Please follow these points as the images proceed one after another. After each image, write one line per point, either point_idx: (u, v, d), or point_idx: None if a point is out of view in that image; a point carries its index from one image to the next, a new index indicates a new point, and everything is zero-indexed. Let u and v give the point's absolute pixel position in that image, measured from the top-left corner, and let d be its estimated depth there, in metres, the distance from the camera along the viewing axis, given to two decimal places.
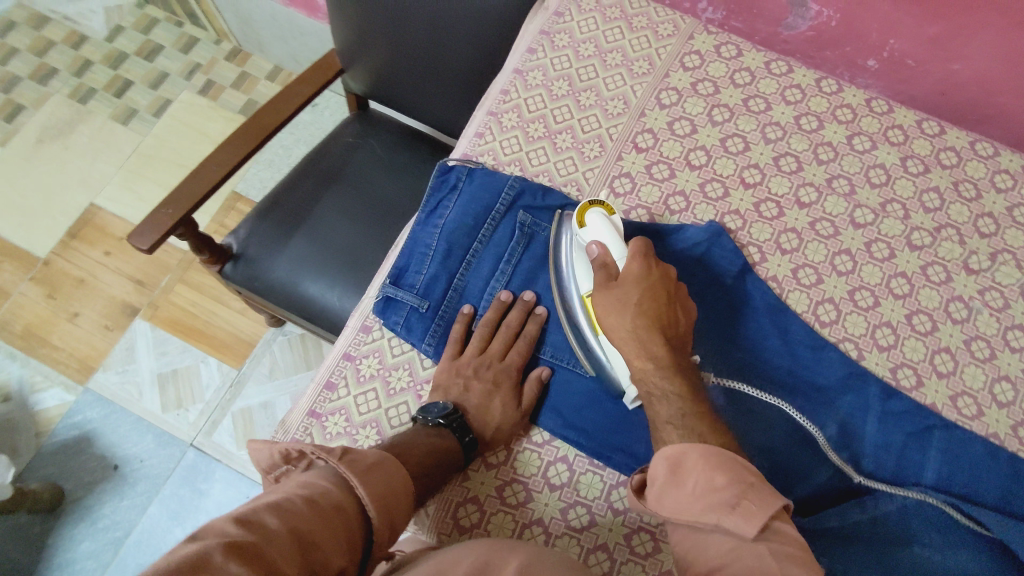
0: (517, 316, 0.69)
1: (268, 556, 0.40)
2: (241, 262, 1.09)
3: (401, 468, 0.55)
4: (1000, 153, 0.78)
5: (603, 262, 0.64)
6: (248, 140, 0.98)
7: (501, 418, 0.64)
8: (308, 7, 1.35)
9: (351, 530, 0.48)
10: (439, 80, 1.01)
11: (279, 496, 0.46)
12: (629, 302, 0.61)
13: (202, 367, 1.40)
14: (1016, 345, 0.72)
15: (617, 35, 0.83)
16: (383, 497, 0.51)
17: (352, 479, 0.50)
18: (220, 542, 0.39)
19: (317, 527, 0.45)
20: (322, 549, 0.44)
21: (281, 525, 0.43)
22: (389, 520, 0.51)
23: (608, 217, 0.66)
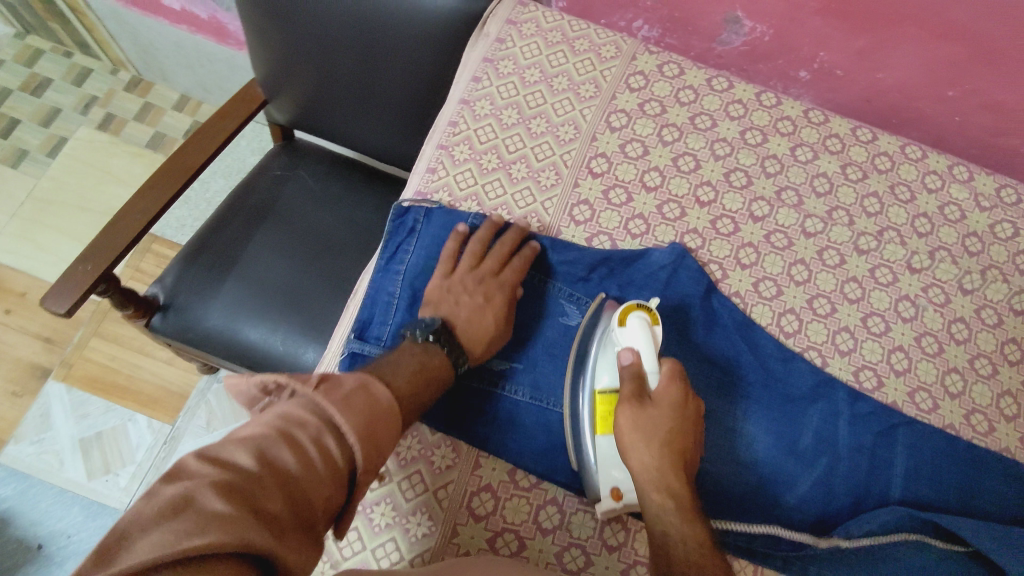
0: (511, 240, 0.71)
1: (248, 498, 0.40)
2: (171, 312, 1.00)
3: (385, 390, 0.52)
4: (927, 155, 0.83)
5: (635, 371, 0.62)
6: (169, 184, 0.90)
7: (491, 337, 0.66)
8: (216, 33, 1.27)
9: (333, 457, 0.46)
10: (374, 109, 0.97)
11: (255, 430, 0.45)
12: (662, 429, 0.58)
13: (130, 426, 1.28)
14: (961, 337, 0.75)
15: (561, 59, 0.83)
16: (365, 426, 0.49)
17: (329, 408, 0.48)
18: (199, 485, 0.40)
19: (295, 464, 0.44)
20: (302, 484, 0.44)
21: (259, 466, 0.43)
22: (377, 445, 0.50)
23: (650, 326, 0.64)
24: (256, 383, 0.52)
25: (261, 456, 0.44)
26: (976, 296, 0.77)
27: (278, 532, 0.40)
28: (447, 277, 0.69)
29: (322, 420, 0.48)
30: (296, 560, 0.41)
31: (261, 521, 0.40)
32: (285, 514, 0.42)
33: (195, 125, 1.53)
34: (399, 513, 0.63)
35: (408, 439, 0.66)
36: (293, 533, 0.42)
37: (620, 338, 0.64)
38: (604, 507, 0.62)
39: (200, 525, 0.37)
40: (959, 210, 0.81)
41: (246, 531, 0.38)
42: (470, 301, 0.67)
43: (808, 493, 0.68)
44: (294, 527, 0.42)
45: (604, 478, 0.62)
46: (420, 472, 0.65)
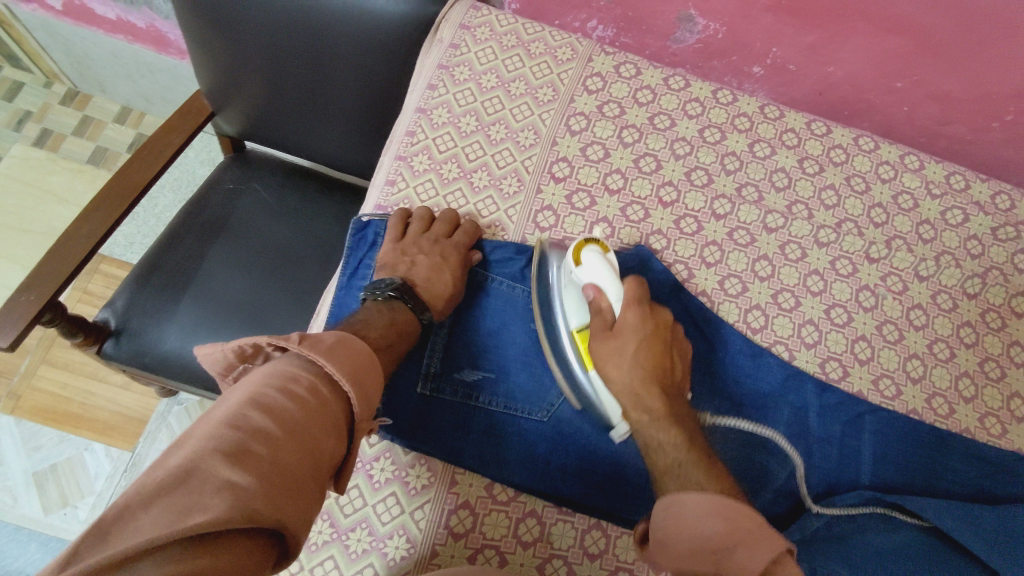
0: (448, 215, 0.72)
1: (257, 454, 0.41)
2: (124, 336, 0.94)
3: (362, 342, 0.54)
4: (879, 146, 0.85)
5: (598, 308, 0.64)
6: (114, 205, 0.85)
7: (451, 295, 0.68)
8: (156, 42, 1.21)
9: (331, 406, 0.48)
10: (327, 117, 0.94)
11: (251, 388, 0.45)
12: (626, 354, 0.61)
13: (87, 455, 1.23)
14: (920, 323, 0.77)
15: (518, 63, 0.82)
16: (355, 374, 0.50)
17: (320, 360, 0.49)
18: (202, 450, 0.40)
19: (300, 416, 0.45)
20: (309, 434, 0.45)
21: (265, 421, 0.43)
22: (367, 393, 0.51)
23: (604, 255, 0.66)
24: (231, 350, 0.52)
25: (264, 410, 0.44)
26: (931, 282, 0.79)
27: (289, 485, 0.41)
28: (398, 243, 0.70)
29: (314, 373, 0.49)
30: (308, 507, 0.43)
31: (271, 478, 0.41)
32: (296, 464, 0.43)
33: (138, 138, 1.47)
34: (376, 537, 0.62)
35: (380, 460, 0.65)
36: (304, 482, 0.43)
37: (580, 277, 0.65)
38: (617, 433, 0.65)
39: (207, 497, 0.37)
40: (912, 198, 0.83)
41: (255, 498, 0.39)
42: (425, 261, 0.68)
43: (784, 486, 0.68)
44: (305, 477, 0.43)
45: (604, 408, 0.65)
46: (395, 494, 0.63)
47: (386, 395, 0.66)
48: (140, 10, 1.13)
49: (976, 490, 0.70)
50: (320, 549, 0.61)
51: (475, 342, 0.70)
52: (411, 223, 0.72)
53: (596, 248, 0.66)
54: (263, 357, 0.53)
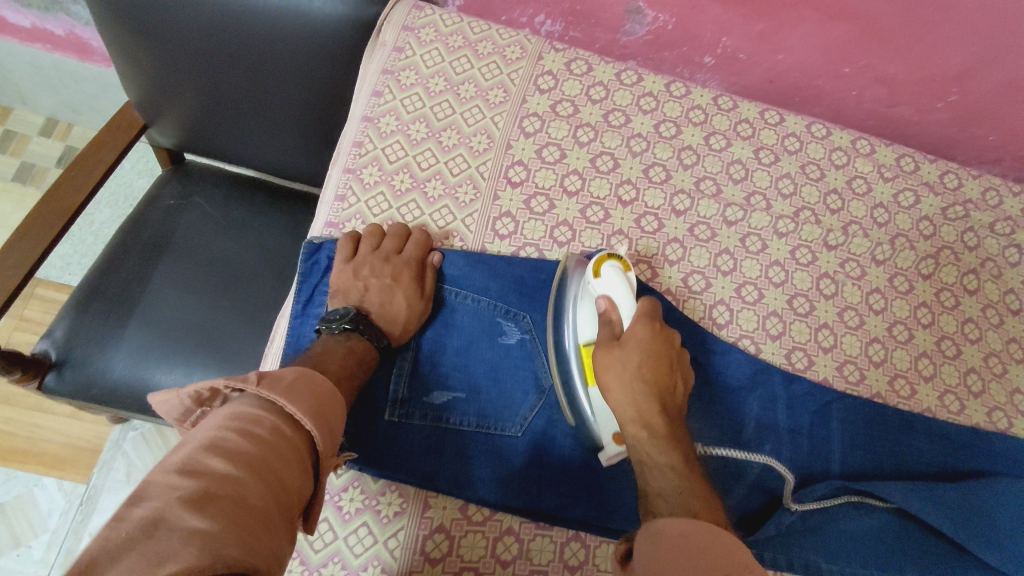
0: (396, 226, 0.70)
1: (225, 498, 0.38)
2: (67, 368, 0.89)
3: (322, 378, 0.52)
4: (831, 133, 0.85)
5: (608, 318, 0.63)
6: (42, 233, 0.79)
7: (407, 316, 0.66)
8: (77, 50, 1.13)
9: (297, 446, 0.46)
10: (269, 125, 0.89)
11: (208, 433, 0.42)
12: (631, 366, 0.59)
13: (37, 491, 1.16)
14: (879, 307, 0.78)
15: (466, 64, 0.79)
16: (318, 411, 0.48)
17: (279, 399, 0.46)
18: (164, 501, 0.36)
19: (263, 455, 0.42)
20: (275, 474, 0.42)
21: (228, 465, 0.40)
22: (328, 427, 0.49)
23: (625, 272, 0.65)
24: (186, 395, 0.48)
25: (225, 454, 0.41)
26: (888, 266, 0.80)
27: (261, 527, 0.39)
28: (348, 264, 0.68)
29: (274, 413, 0.46)
30: (281, 549, 0.40)
31: (243, 521, 0.38)
32: (265, 505, 0.40)
33: (68, 151, 1.38)
34: (350, 571, 0.59)
35: (349, 490, 0.62)
36: (274, 523, 0.40)
37: (595, 288, 0.65)
38: (609, 454, 0.64)
39: (177, 546, 0.34)
40: (865, 182, 0.84)
41: (228, 543, 0.36)
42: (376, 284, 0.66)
43: (759, 479, 0.68)
44: (276, 518, 0.41)
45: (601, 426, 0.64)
46: (367, 523, 0.61)
47: (351, 423, 0.64)
48: (57, 16, 1.05)
49: (933, 463, 0.73)
50: None
51: (441, 362, 0.67)
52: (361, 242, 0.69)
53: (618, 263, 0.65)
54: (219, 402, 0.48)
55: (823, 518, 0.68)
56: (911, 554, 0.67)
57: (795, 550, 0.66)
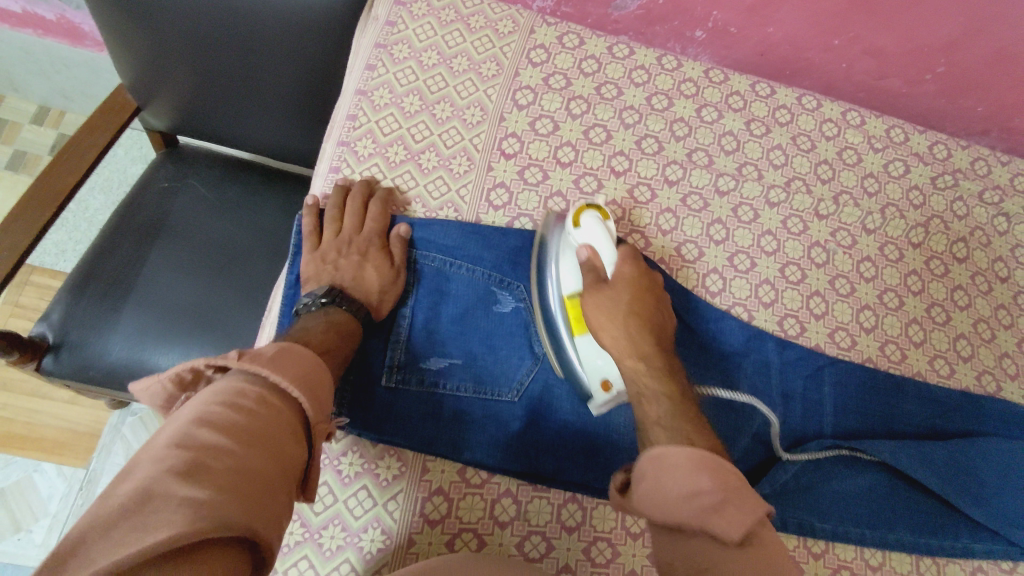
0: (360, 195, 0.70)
1: (214, 469, 0.37)
2: (64, 350, 0.89)
3: (303, 346, 0.51)
4: (822, 105, 0.86)
5: (591, 265, 0.64)
6: (36, 216, 0.79)
7: (382, 286, 0.66)
8: (69, 34, 1.13)
9: (286, 414, 0.45)
10: (264, 105, 0.89)
11: (194, 408, 0.41)
12: (621, 307, 0.62)
13: (36, 477, 1.16)
14: (870, 275, 0.79)
15: (458, 38, 0.80)
16: (305, 379, 0.47)
17: (262, 370, 0.45)
18: (153, 476, 0.36)
19: (251, 426, 0.41)
20: (265, 444, 0.41)
21: (218, 436, 0.39)
22: (318, 396, 0.48)
23: (603, 221, 0.66)
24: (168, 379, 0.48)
25: (214, 426, 0.40)
26: (878, 235, 0.81)
27: (256, 494, 0.38)
28: (314, 252, 0.68)
29: (260, 383, 0.45)
30: (279, 515, 0.40)
31: (234, 490, 0.37)
32: (259, 473, 0.40)
33: (61, 139, 1.37)
34: (351, 533, 0.60)
35: (348, 455, 0.63)
36: (269, 491, 0.40)
37: (577, 238, 0.66)
38: (599, 402, 0.65)
39: (170, 514, 0.34)
40: (856, 153, 0.85)
41: (222, 509, 0.35)
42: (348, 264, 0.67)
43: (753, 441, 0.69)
44: (271, 484, 0.40)
45: (591, 376, 0.65)
46: (366, 487, 0.62)
47: (348, 389, 0.64)
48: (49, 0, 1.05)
49: (922, 425, 0.74)
50: (292, 551, 0.59)
51: (437, 329, 0.68)
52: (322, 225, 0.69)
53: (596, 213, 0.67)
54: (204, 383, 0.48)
55: (816, 475, 0.70)
56: (901, 511, 0.69)
57: (788, 509, 0.67)
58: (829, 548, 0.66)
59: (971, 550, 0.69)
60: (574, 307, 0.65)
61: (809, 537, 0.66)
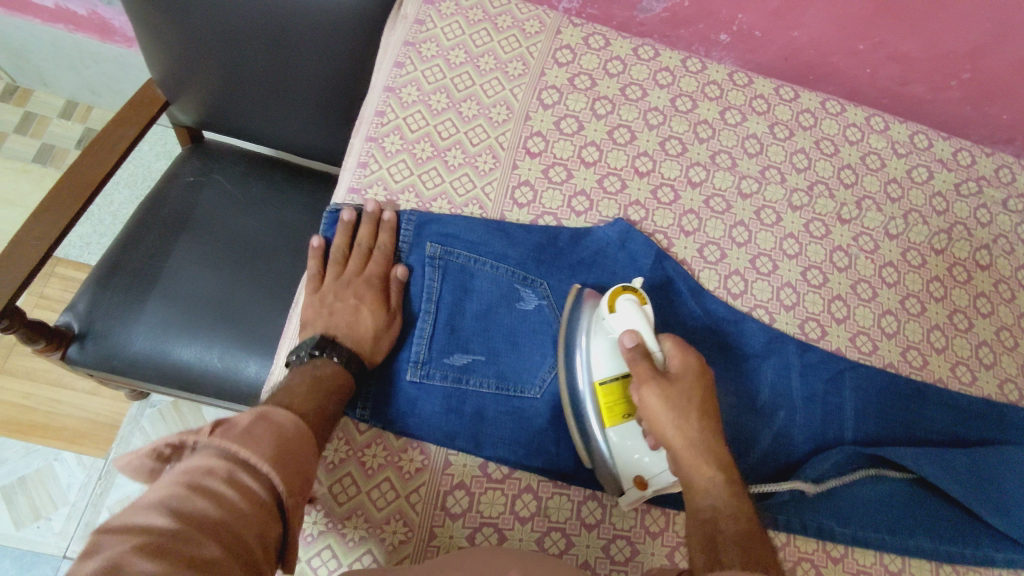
0: (366, 230, 0.69)
1: (175, 553, 0.37)
2: (89, 340, 0.90)
3: (283, 414, 0.50)
4: (846, 109, 0.86)
5: (641, 352, 0.60)
6: (66, 206, 0.80)
7: (375, 329, 0.64)
8: (99, 30, 1.15)
9: (257, 493, 0.44)
10: (290, 102, 0.90)
11: (159, 491, 0.40)
12: (692, 399, 0.58)
13: (57, 466, 1.17)
14: (891, 280, 0.79)
15: (485, 38, 0.81)
16: (279, 454, 0.46)
17: (233, 446, 0.44)
18: (115, 557, 0.35)
19: (218, 508, 0.41)
20: (231, 528, 0.40)
21: (181, 520, 0.39)
22: (295, 470, 0.47)
23: (642, 306, 0.63)
24: None
25: (177, 511, 0.39)
26: (901, 240, 0.81)
27: None
28: (316, 295, 0.68)
29: (231, 461, 0.44)
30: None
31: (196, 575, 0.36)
32: (222, 558, 0.39)
33: (87, 133, 1.39)
34: (374, 524, 0.61)
35: (372, 447, 0.64)
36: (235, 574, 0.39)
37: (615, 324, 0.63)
38: (629, 498, 0.63)
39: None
40: (879, 158, 0.85)
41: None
42: (342, 305, 0.66)
43: (772, 445, 0.69)
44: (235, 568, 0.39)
45: (625, 470, 0.62)
46: (390, 479, 0.63)
47: (373, 384, 0.65)
48: None
49: (943, 432, 0.74)
50: (316, 540, 0.59)
51: (460, 325, 0.68)
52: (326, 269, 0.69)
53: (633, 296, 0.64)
54: None
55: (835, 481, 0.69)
56: (920, 519, 0.69)
57: (808, 513, 0.66)
58: (848, 552, 0.66)
59: (992, 558, 0.68)
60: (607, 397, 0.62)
61: (828, 541, 0.66)
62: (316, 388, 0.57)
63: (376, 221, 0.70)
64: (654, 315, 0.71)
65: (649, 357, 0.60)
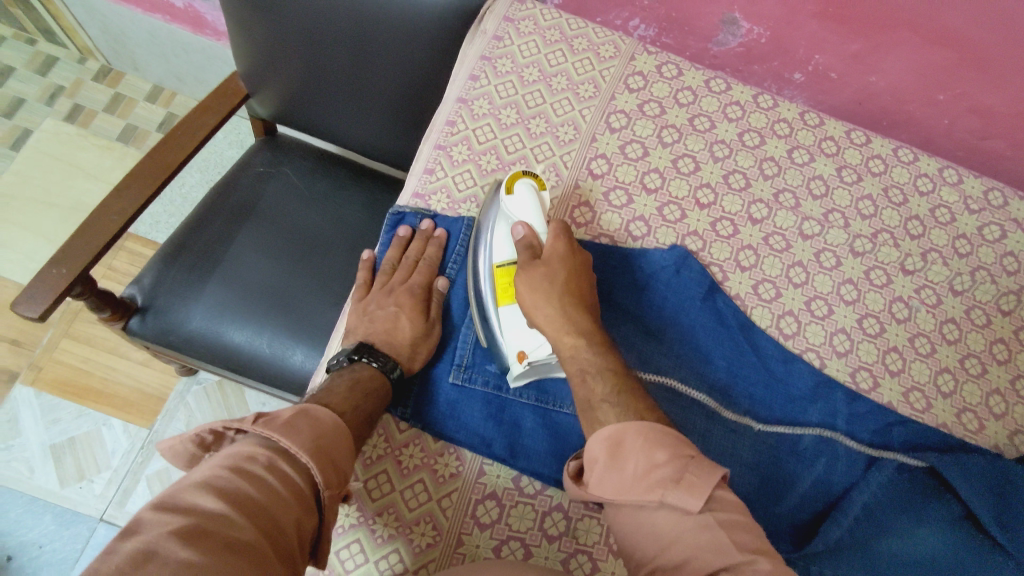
0: (417, 246, 0.74)
1: (214, 536, 0.38)
2: (150, 314, 0.94)
3: (322, 409, 0.51)
4: (919, 158, 0.85)
5: (529, 242, 0.66)
6: (145, 183, 0.84)
7: (413, 338, 0.68)
8: (193, 23, 1.22)
9: (295, 482, 0.45)
10: (363, 103, 0.93)
11: (203, 471, 0.43)
12: (557, 279, 0.64)
13: (105, 431, 1.22)
14: (952, 338, 0.76)
15: (560, 58, 0.83)
16: (317, 444, 0.48)
17: (274, 435, 0.46)
18: (156, 538, 0.37)
19: (258, 493, 0.42)
20: (270, 514, 0.42)
21: (222, 503, 0.40)
22: (332, 462, 0.48)
23: (537, 190, 0.68)
24: (189, 440, 0.49)
25: (218, 492, 0.41)
26: (965, 297, 0.78)
27: (254, 564, 0.38)
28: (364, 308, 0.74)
29: (271, 448, 0.46)
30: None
31: (232, 559, 0.38)
32: (259, 541, 0.40)
33: (169, 118, 1.47)
34: (403, 524, 0.62)
35: (409, 447, 0.65)
36: (270, 561, 0.40)
37: (511, 208, 0.67)
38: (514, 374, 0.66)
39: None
40: (949, 212, 0.82)
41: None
42: (382, 313, 0.72)
43: (809, 492, 0.67)
44: (271, 555, 0.40)
45: (509, 345, 0.65)
46: (423, 480, 0.63)
47: (418, 385, 0.68)
48: None
49: None
50: (346, 533, 0.61)
51: None
52: (376, 284, 0.76)
53: (533, 181, 0.68)
54: (225, 444, 0.50)
55: (871, 531, 0.63)
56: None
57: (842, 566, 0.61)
58: None
59: None
60: (501, 276, 0.67)
61: None
62: (352, 390, 0.60)
63: (427, 238, 0.74)
64: (699, 350, 0.72)
65: (532, 250, 0.66)
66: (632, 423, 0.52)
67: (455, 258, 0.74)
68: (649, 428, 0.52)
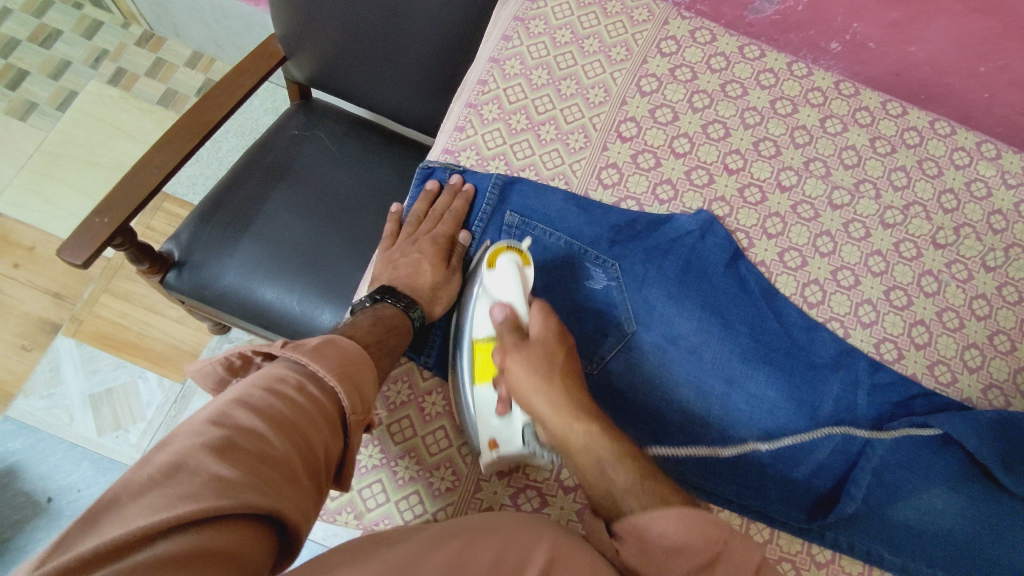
0: (446, 199, 0.75)
1: (245, 450, 0.40)
2: (185, 269, 0.97)
3: (348, 341, 0.53)
4: (956, 131, 0.83)
5: (512, 323, 0.62)
6: (184, 139, 0.87)
7: (434, 282, 0.71)
8: None
9: (321, 402, 0.47)
10: (396, 67, 0.94)
11: (238, 390, 0.45)
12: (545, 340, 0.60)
13: (140, 383, 1.27)
14: (982, 313, 0.75)
15: (593, 20, 0.83)
16: (344, 369, 0.50)
17: (303, 359, 0.49)
18: (189, 448, 0.39)
19: (288, 412, 0.44)
20: (300, 431, 0.44)
21: (253, 420, 0.42)
22: (358, 387, 0.50)
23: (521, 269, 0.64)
24: (220, 362, 0.52)
25: (251, 409, 0.43)
26: (998, 273, 0.77)
27: (281, 478, 0.40)
28: (391, 261, 0.76)
29: (301, 371, 0.48)
30: (305, 500, 0.41)
31: (261, 472, 0.39)
32: (289, 457, 0.42)
33: (207, 82, 1.50)
34: (424, 467, 0.64)
35: (432, 395, 0.67)
36: (299, 478, 0.42)
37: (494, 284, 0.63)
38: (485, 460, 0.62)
39: (197, 488, 0.36)
40: (985, 186, 0.81)
41: (247, 489, 0.37)
42: (406, 260, 0.74)
43: (827, 459, 0.67)
44: (300, 473, 0.42)
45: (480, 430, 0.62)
46: (445, 427, 0.66)
47: (440, 333, 0.71)
48: None
49: None
50: (369, 472, 0.63)
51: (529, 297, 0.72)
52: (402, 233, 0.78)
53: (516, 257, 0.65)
54: (252, 369, 0.53)
55: (885, 497, 0.65)
56: (997, 551, 0.64)
57: (858, 534, 0.65)
58: None
59: None
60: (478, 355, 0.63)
61: (875, 566, 0.65)
62: (376, 326, 0.62)
63: (455, 192, 0.75)
64: (720, 314, 0.72)
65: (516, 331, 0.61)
66: (660, 513, 0.48)
67: (481, 216, 0.75)
68: (682, 514, 0.48)
